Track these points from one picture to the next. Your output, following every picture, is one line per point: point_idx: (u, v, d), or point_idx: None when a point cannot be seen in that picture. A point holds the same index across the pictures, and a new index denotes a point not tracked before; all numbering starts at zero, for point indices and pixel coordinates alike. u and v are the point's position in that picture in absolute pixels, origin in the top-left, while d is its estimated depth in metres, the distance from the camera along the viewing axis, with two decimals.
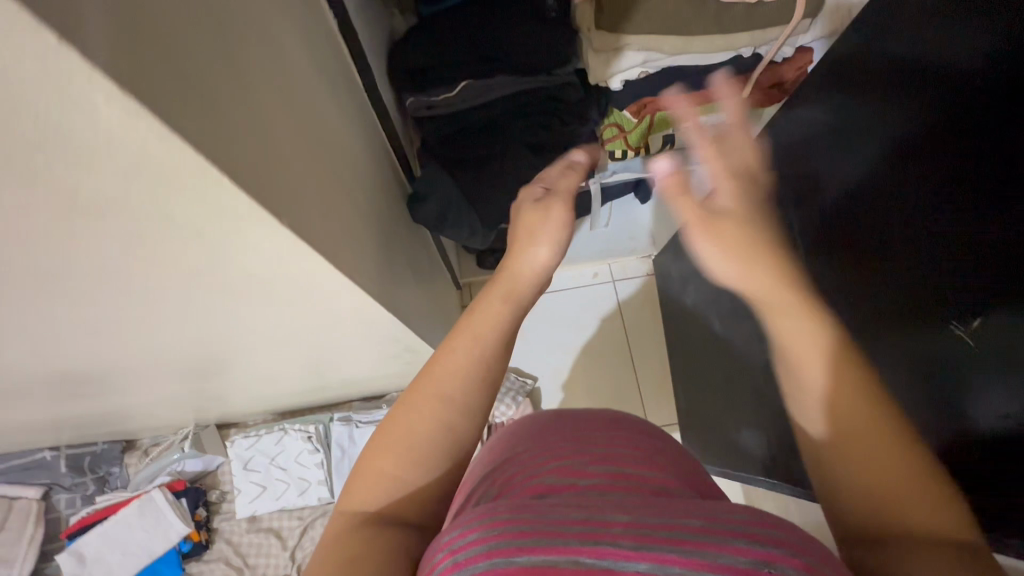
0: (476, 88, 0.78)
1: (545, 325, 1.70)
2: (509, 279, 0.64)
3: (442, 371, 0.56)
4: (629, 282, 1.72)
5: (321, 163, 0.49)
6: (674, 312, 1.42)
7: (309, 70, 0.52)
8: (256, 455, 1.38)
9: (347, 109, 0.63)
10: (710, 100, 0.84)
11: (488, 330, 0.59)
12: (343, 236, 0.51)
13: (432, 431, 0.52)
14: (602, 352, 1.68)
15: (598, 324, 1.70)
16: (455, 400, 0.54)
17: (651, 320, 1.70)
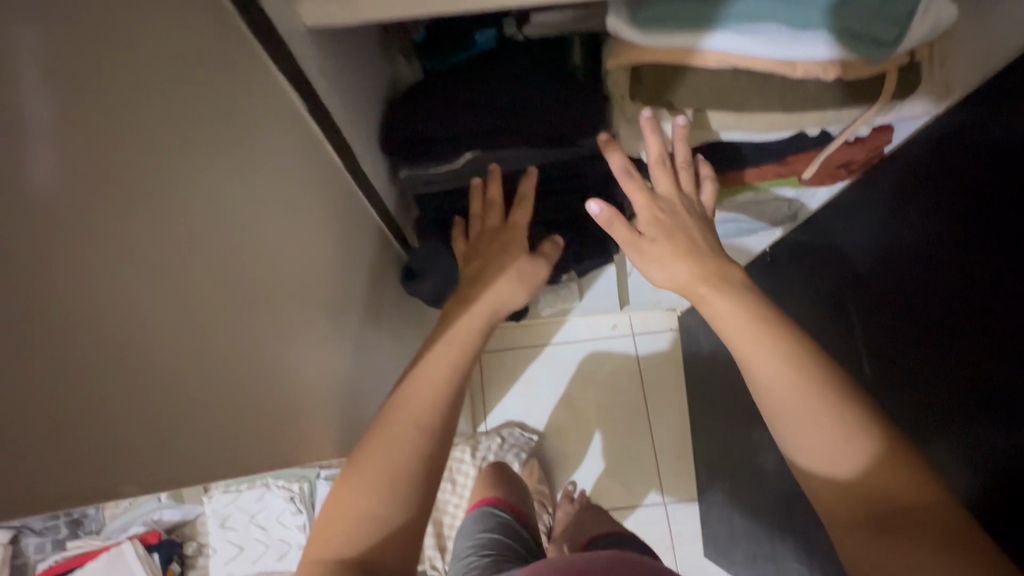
0: (481, 162, 0.67)
1: (555, 378, 1.55)
2: (480, 307, 0.65)
3: (408, 406, 0.56)
4: (650, 337, 1.57)
5: (178, 308, 0.39)
6: (703, 385, 1.26)
7: (204, 180, 0.41)
8: (236, 511, 1.29)
9: (279, 201, 0.53)
10: (762, 178, 0.71)
11: (456, 355, 0.61)
12: (192, 400, 0.40)
13: (402, 463, 0.54)
14: (620, 414, 1.53)
15: (613, 381, 1.55)
16: (428, 429, 0.56)
17: (675, 380, 1.55)
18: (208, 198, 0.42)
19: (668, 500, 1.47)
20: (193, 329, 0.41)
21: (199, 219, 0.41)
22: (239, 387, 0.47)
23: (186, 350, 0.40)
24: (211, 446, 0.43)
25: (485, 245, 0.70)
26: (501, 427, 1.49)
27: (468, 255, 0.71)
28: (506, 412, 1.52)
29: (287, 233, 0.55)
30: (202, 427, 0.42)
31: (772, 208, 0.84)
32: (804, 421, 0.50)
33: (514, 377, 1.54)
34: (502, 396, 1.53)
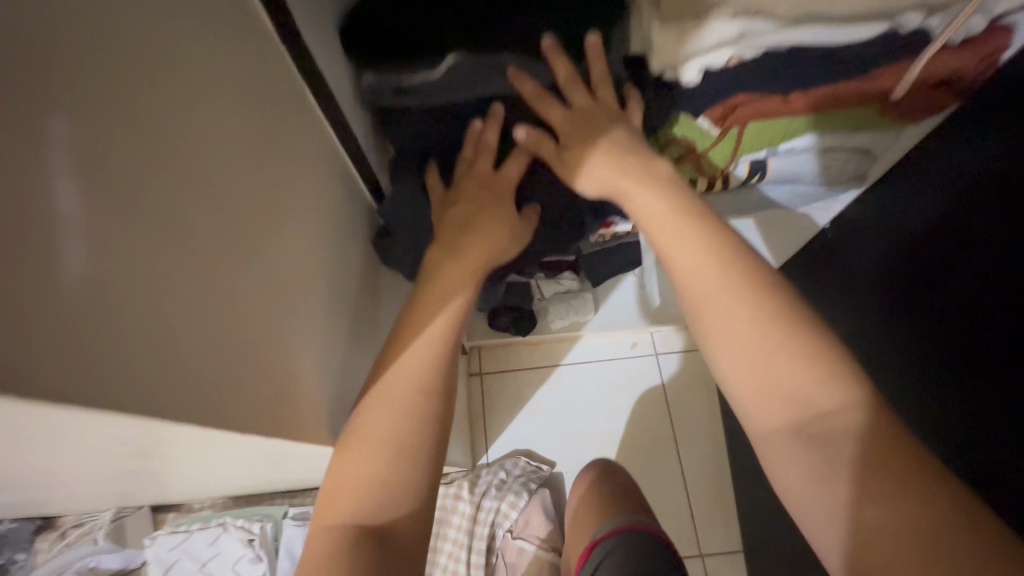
0: (468, 66, 0.55)
1: (569, 404, 1.34)
2: (468, 259, 0.57)
3: (400, 367, 0.50)
4: (676, 356, 1.38)
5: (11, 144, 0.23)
6: None
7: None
8: (182, 558, 1.06)
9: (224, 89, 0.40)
10: (844, 99, 0.54)
11: (445, 312, 0.53)
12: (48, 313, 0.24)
13: (402, 422, 0.48)
14: (643, 446, 1.31)
15: (635, 407, 1.34)
16: (430, 387, 0.50)
17: (706, 405, 1.34)
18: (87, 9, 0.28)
19: (706, 553, 1.22)
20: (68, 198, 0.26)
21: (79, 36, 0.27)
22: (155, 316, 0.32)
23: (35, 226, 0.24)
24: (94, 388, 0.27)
25: (465, 187, 0.60)
26: (505, 459, 1.27)
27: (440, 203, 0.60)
28: (509, 441, 1.31)
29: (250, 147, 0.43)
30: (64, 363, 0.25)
31: (836, 163, 0.67)
32: (780, 369, 0.45)
33: (521, 402, 1.34)
34: (508, 424, 1.32)
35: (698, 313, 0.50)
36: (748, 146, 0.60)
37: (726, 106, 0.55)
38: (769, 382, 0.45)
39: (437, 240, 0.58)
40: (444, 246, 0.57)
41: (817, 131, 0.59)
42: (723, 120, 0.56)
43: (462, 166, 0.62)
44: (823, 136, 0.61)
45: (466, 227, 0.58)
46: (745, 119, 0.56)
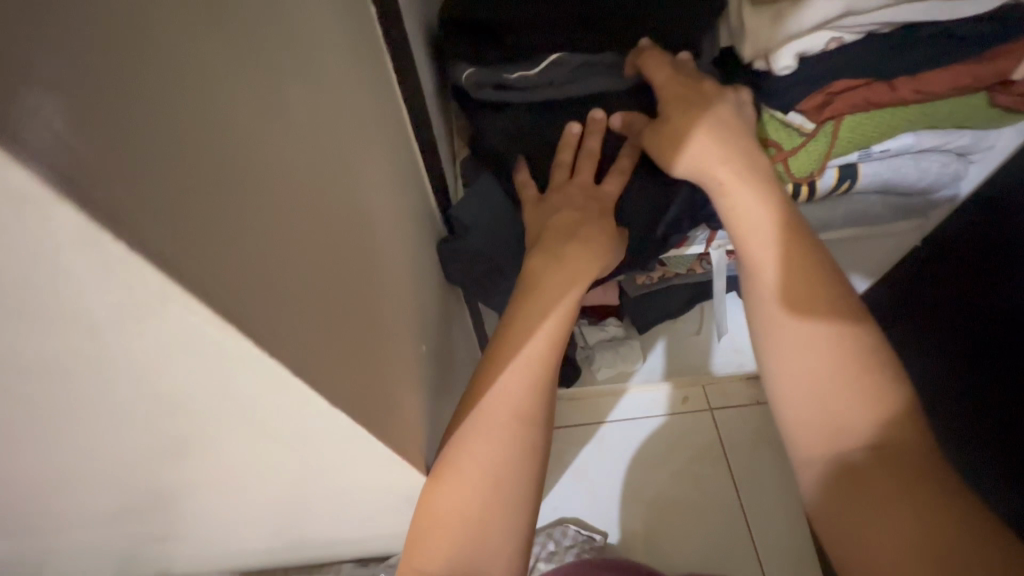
0: (569, 64, 0.64)
1: (616, 466, 1.21)
2: (575, 266, 0.57)
3: (500, 394, 0.50)
4: (736, 414, 1.23)
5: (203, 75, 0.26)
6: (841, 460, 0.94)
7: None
8: None
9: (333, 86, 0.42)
10: (945, 87, 0.58)
11: (542, 340, 0.52)
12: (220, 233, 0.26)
13: (506, 450, 0.49)
14: (708, 514, 1.15)
15: (692, 470, 1.19)
16: (529, 414, 0.51)
17: (774, 470, 1.18)
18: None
19: None
20: (215, 124, 0.26)
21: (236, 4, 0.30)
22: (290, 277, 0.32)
23: (199, 147, 0.25)
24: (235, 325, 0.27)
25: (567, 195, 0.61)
26: (551, 526, 1.14)
27: (545, 207, 0.61)
28: (554, 506, 1.17)
29: (354, 163, 0.44)
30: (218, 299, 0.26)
31: (936, 165, 0.67)
32: (832, 398, 0.50)
33: (565, 464, 1.21)
34: (551, 487, 1.19)
35: (770, 332, 0.55)
36: (843, 143, 0.61)
37: (825, 96, 0.59)
38: (817, 397, 0.51)
39: (541, 245, 0.58)
40: (551, 253, 0.57)
41: (915, 127, 0.62)
42: (821, 111, 0.59)
43: (563, 174, 0.63)
44: (919, 138, 0.64)
45: (577, 231, 0.58)
46: (840, 116, 0.59)
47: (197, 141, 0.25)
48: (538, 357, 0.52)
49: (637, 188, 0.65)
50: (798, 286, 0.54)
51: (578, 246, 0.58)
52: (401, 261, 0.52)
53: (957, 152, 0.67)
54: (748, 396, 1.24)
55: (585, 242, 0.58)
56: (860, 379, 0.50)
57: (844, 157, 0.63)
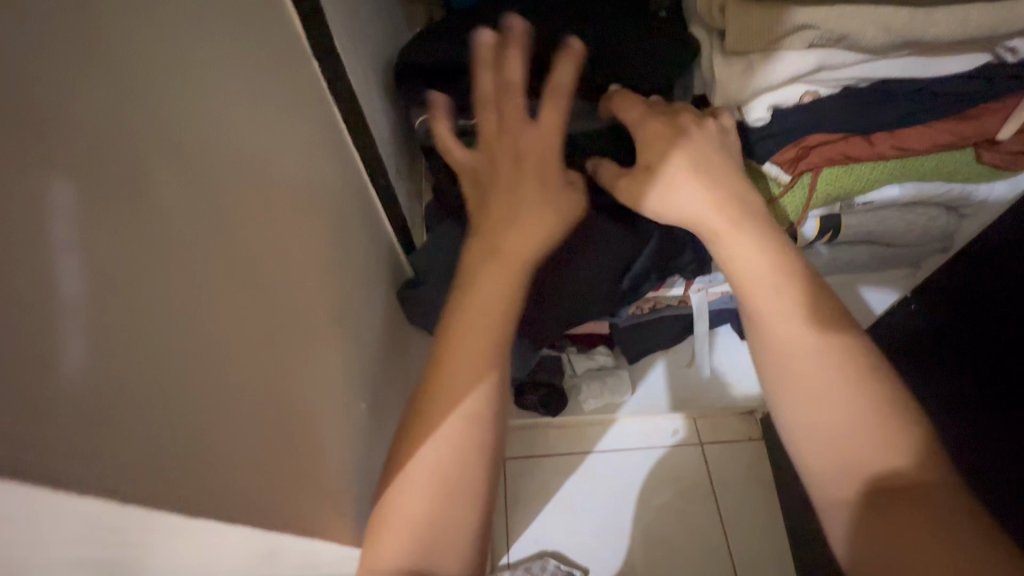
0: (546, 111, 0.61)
1: (600, 499, 1.17)
2: (513, 253, 0.48)
3: (431, 445, 0.43)
4: (726, 449, 1.21)
5: (156, 193, 0.25)
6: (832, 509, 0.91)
7: (214, 55, 0.31)
8: None
9: (294, 156, 0.41)
10: (926, 143, 0.57)
11: (476, 360, 0.45)
12: (173, 352, 0.25)
13: (438, 496, 0.42)
14: (693, 553, 1.12)
15: (678, 507, 1.16)
16: (466, 451, 0.44)
17: (762, 509, 1.15)
18: (210, 84, 0.30)
19: None
20: (173, 239, 0.26)
21: (197, 106, 0.29)
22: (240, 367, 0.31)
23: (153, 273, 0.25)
24: (191, 441, 0.26)
25: (501, 162, 0.52)
26: (531, 561, 1.11)
27: (485, 183, 0.53)
28: (535, 540, 1.14)
29: (311, 229, 0.43)
30: (175, 421, 0.25)
31: (923, 217, 0.65)
32: (817, 413, 0.44)
33: (547, 496, 1.18)
34: (533, 519, 1.16)
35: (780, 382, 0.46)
36: (822, 195, 0.59)
37: (801, 147, 0.56)
38: (822, 417, 0.43)
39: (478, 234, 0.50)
40: (486, 240, 0.49)
41: (902, 179, 0.61)
42: (798, 161, 0.57)
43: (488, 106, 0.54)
44: (904, 189, 0.62)
45: (519, 211, 0.50)
46: (818, 167, 0.57)
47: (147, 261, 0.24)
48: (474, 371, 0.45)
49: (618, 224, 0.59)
50: (801, 346, 0.45)
51: (522, 233, 0.49)
52: (356, 312, 0.51)
53: (943, 204, 0.65)
54: (737, 431, 1.22)
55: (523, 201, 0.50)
56: (876, 445, 0.41)
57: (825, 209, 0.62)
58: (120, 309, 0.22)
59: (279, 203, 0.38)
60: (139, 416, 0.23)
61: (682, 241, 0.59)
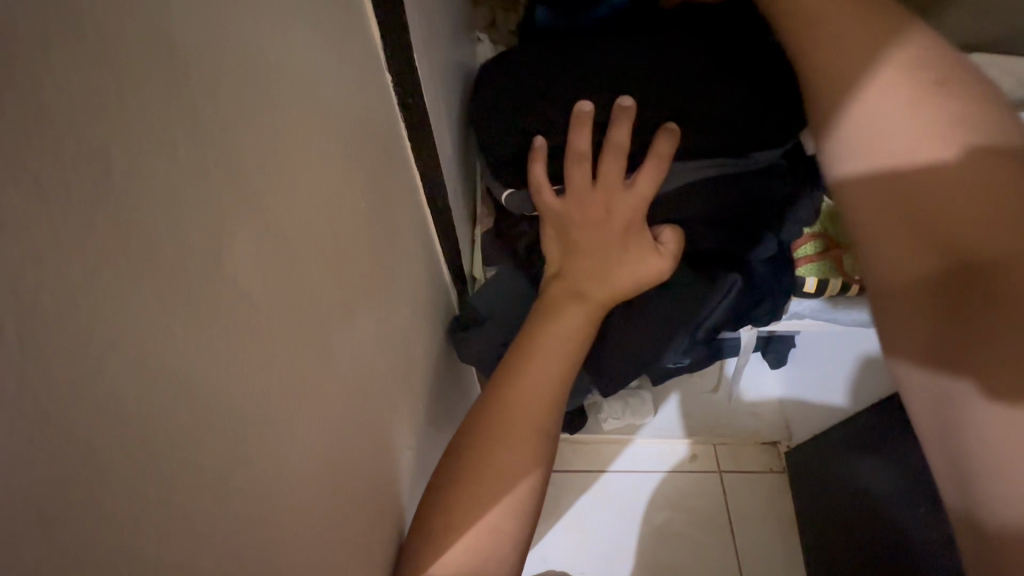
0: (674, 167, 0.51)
1: (612, 519, 1.14)
2: (592, 289, 0.48)
3: (501, 465, 0.42)
4: (744, 479, 1.17)
5: (211, 268, 0.23)
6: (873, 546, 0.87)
7: (279, 101, 0.28)
8: None
9: (351, 194, 0.38)
10: None
11: (546, 382, 0.45)
12: (212, 441, 0.23)
13: (491, 540, 0.40)
14: None
15: (693, 534, 1.13)
16: (520, 507, 0.42)
17: (780, 543, 1.11)
18: (273, 134, 0.28)
19: None
20: (222, 315, 0.24)
21: (258, 163, 0.26)
22: (278, 438, 0.29)
23: (200, 357, 0.22)
24: (219, 535, 0.24)
25: (586, 212, 0.48)
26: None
27: (568, 232, 0.49)
28: (543, 556, 1.11)
29: (360, 267, 0.40)
30: (209, 517, 0.23)
31: None
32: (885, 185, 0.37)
33: (559, 513, 1.15)
34: (542, 537, 1.13)
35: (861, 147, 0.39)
36: None
37: None
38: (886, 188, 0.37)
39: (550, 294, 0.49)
40: (571, 284, 0.48)
41: None
42: None
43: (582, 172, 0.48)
44: None
45: (607, 266, 0.48)
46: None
47: (195, 346, 0.22)
48: (536, 426, 0.44)
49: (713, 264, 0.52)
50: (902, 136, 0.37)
51: (606, 284, 0.48)
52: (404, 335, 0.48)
53: None
54: (760, 461, 1.18)
55: (595, 274, 0.48)
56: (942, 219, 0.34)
57: None
58: (162, 410, 0.20)
59: (331, 235, 0.35)
60: (172, 523, 0.21)
61: (763, 294, 0.55)
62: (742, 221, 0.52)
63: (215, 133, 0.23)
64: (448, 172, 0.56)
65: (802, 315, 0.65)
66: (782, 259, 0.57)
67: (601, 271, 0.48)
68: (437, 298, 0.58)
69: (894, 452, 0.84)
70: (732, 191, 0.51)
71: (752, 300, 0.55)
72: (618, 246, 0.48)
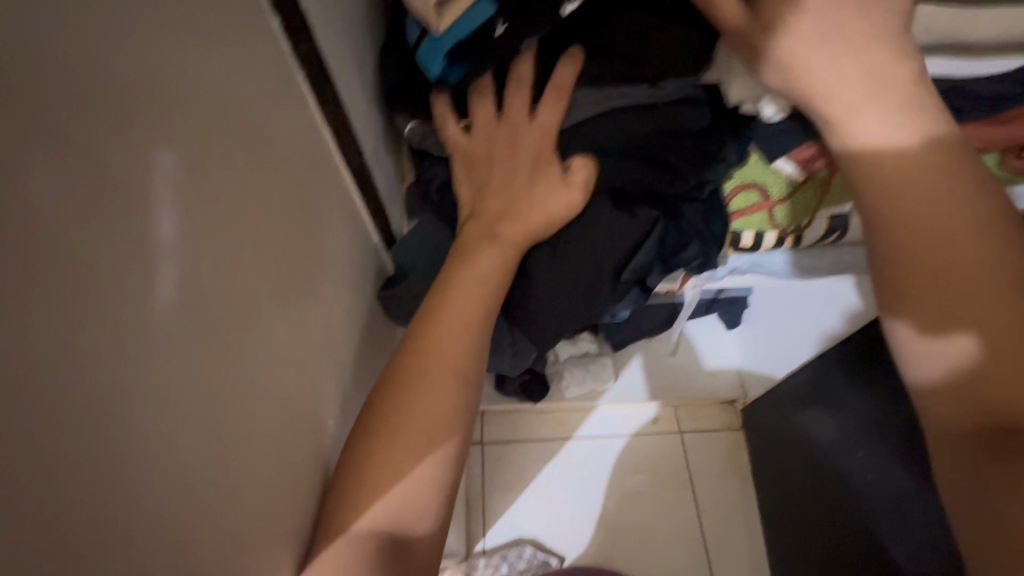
0: (589, 95, 0.51)
1: (578, 485, 1.16)
2: (508, 232, 0.48)
3: (417, 411, 0.41)
4: (704, 437, 1.20)
5: (50, 225, 0.20)
6: (832, 495, 0.90)
7: (144, 40, 0.25)
8: None
9: (256, 153, 0.35)
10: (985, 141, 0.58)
11: (461, 331, 0.44)
12: (70, 416, 0.21)
13: (409, 486, 0.40)
14: (667, 538, 1.12)
15: (656, 493, 1.16)
16: (441, 448, 0.42)
17: (736, 495, 1.16)
18: (143, 85, 0.25)
19: None
20: (73, 277, 0.21)
21: (111, 101, 0.23)
22: (179, 408, 0.27)
23: (40, 324, 0.20)
24: (98, 517, 0.22)
25: (495, 149, 0.49)
26: (507, 547, 1.09)
27: (479, 173, 0.50)
28: (511, 526, 1.12)
29: (275, 231, 0.38)
30: (79, 500, 0.21)
31: None
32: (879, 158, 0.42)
33: (525, 482, 1.16)
34: (510, 506, 1.14)
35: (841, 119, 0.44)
36: (835, 195, 0.59)
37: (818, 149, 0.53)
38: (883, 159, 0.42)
39: (465, 232, 0.49)
40: (484, 225, 0.48)
41: None
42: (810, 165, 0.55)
43: (487, 111, 0.50)
44: None
45: (517, 203, 0.48)
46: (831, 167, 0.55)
47: (34, 311, 0.19)
48: (453, 366, 0.43)
49: (638, 199, 0.52)
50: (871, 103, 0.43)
51: (518, 222, 0.48)
52: (328, 306, 0.46)
53: None
54: (717, 419, 1.21)
55: (508, 212, 0.48)
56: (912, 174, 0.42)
57: (830, 209, 0.61)
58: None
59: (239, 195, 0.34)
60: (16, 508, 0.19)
61: (690, 233, 0.55)
62: (660, 155, 0.52)
63: (52, 69, 0.20)
64: (370, 132, 0.54)
65: (741, 270, 0.67)
66: (712, 204, 0.57)
67: (512, 209, 0.48)
68: (362, 257, 0.56)
69: (840, 400, 0.87)
70: (653, 120, 0.51)
71: (683, 238, 0.55)
72: (528, 184, 0.48)
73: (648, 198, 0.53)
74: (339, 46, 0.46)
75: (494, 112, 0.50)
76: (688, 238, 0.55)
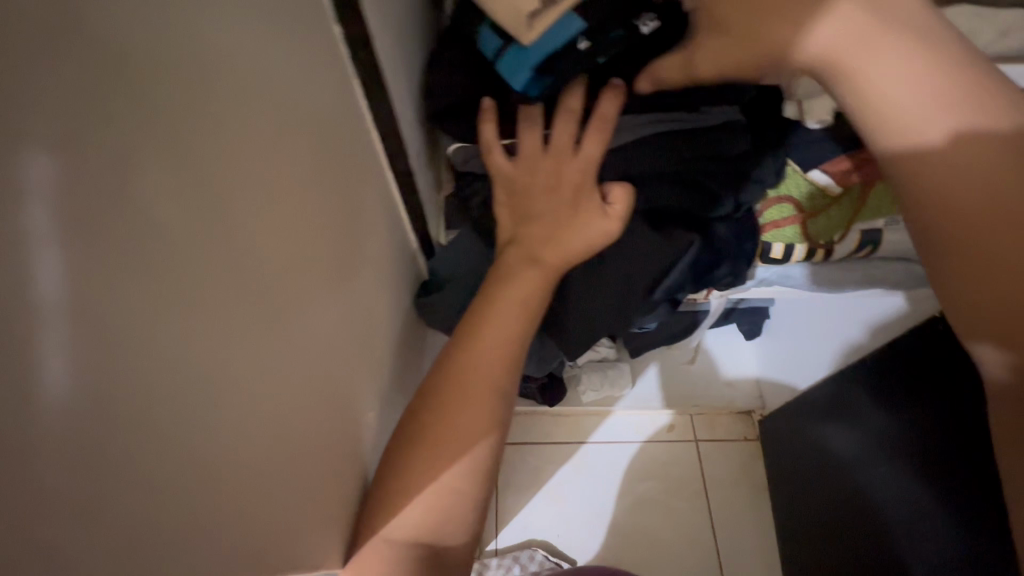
0: (629, 121, 0.51)
1: (590, 490, 1.16)
2: (549, 256, 0.49)
3: (459, 427, 0.43)
4: (719, 447, 1.20)
5: (151, 252, 0.22)
6: (848, 513, 0.89)
7: (228, 72, 0.27)
8: None
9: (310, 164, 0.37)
10: None
11: (502, 353, 0.45)
12: (162, 420, 0.23)
13: (447, 502, 0.41)
14: (679, 546, 1.12)
15: (669, 501, 1.15)
16: (479, 466, 0.43)
17: (750, 507, 1.15)
18: (224, 114, 0.27)
19: None
20: (167, 297, 0.23)
21: (202, 136, 0.25)
22: (244, 413, 0.29)
23: (147, 334, 0.22)
24: (178, 514, 0.24)
25: (538, 176, 0.50)
26: (518, 549, 1.10)
27: (520, 195, 0.51)
28: (523, 528, 1.13)
29: (324, 237, 0.39)
30: (166, 503, 0.23)
31: None
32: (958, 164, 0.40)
33: (539, 484, 1.16)
34: (523, 508, 1.14)
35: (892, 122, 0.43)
36: (870, 210, 0.60)
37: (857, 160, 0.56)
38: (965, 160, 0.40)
39: (505, 254, 0.50)
40: (527, 247, 0.49)
41: None
42: (844, 180, 0.57)
43: (534, 137, 0.51)
44: None
45: (559, 229, 0.49)
46: (869, 180, 0.57)
47: (137, 330, 0.21)
48: (492, 386, 0.44)
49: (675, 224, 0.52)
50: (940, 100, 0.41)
51: (559, 245, 0.49)
52: (369, 311, 0.48)
53: None
54: (733, 430, 1.21)
55: (548, 234, 0.49)
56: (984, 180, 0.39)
57: (864, 222, 0.62)
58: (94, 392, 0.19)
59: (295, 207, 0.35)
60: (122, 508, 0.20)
61: (724, 255, 0.55)
62: (701, 181, 0.52)
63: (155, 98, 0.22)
64: (414, 144, 0.55)
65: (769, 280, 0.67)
66: (748, 224, 0.57)
67: (552, 232, 0.49)
68: (400, 264, 0.57)
69: (860, 417, 0.86)
70: (703, 147, 0.50)
71: (715, 260, 0.55)
72: (569, 210, 0.49)
73: (686, 223, 0.53)
74: (393, 66, 0.48)
75: (541, 140, 0.51)
76: (721, 259, 0.56)
